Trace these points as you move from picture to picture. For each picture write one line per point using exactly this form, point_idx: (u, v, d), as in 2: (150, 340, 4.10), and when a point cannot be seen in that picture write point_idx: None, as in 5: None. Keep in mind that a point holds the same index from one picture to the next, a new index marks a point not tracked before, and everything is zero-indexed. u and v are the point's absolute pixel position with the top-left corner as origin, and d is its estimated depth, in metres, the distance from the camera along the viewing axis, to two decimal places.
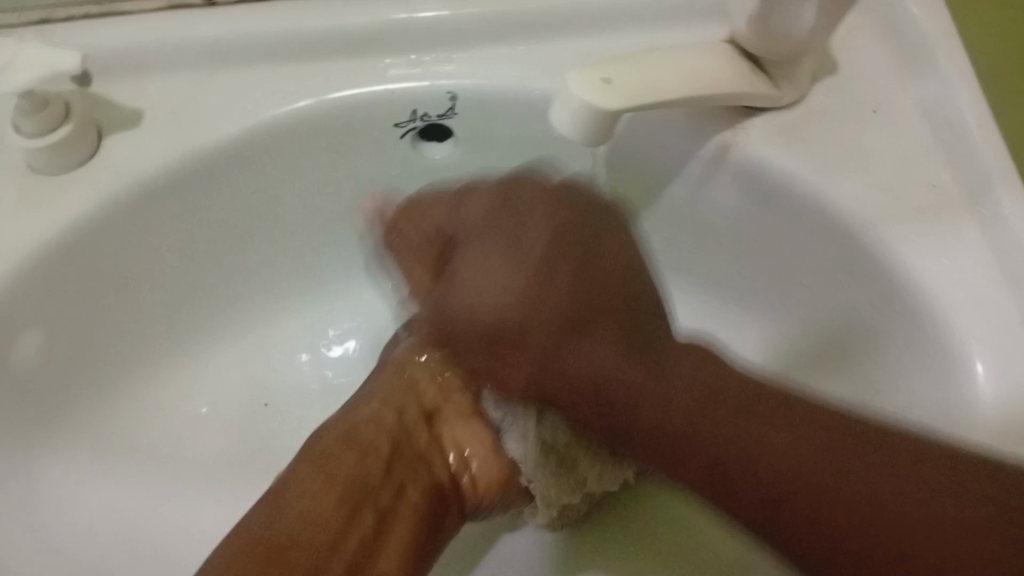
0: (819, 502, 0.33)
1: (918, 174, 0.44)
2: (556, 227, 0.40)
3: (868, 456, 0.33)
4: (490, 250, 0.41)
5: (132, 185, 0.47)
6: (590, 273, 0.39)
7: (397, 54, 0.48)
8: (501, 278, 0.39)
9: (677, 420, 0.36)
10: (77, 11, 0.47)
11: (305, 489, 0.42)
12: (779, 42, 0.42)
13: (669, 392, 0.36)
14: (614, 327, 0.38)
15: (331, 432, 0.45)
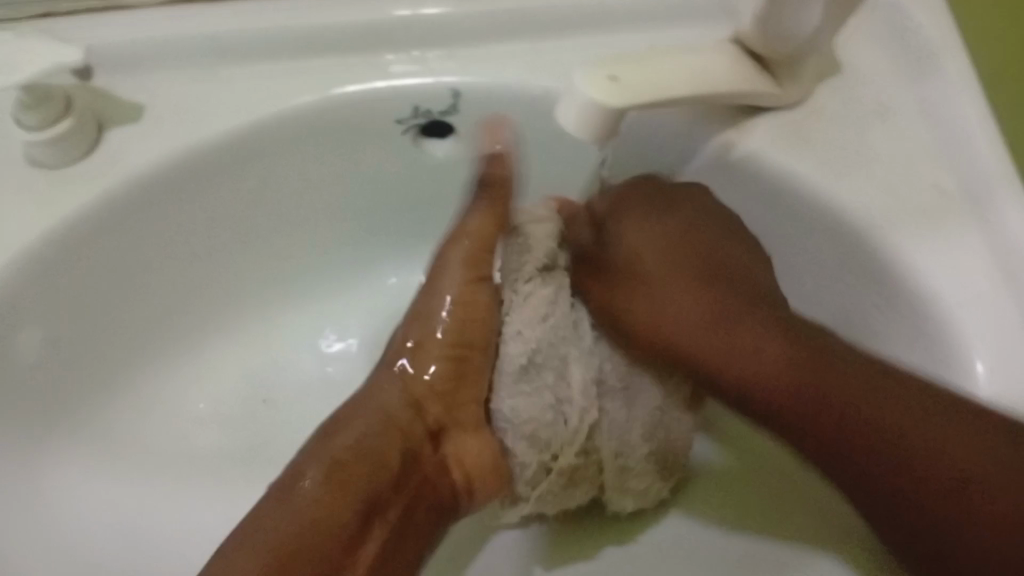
0: (893, 472, 0.35)
1: (922, 175, 0.44)
2: (693, 224, 0.43)
3: (939, 422, 0.34)
4: (629, 227, 0.43)
5: (134, 181, 0.46)
6: (719, 265, 0.42)
7: (400, 50, 0.48)
8: (638, 255, 0.42)
9: (776, 400, 0.37)
10: (80, 6, 0.47)
11: (313, 498, 0.39)
12: (783, 42, 0.42)
13: (767, 373, 0.38)
14: (739, 310, 0.40)
15: (331, 445, 0.40)
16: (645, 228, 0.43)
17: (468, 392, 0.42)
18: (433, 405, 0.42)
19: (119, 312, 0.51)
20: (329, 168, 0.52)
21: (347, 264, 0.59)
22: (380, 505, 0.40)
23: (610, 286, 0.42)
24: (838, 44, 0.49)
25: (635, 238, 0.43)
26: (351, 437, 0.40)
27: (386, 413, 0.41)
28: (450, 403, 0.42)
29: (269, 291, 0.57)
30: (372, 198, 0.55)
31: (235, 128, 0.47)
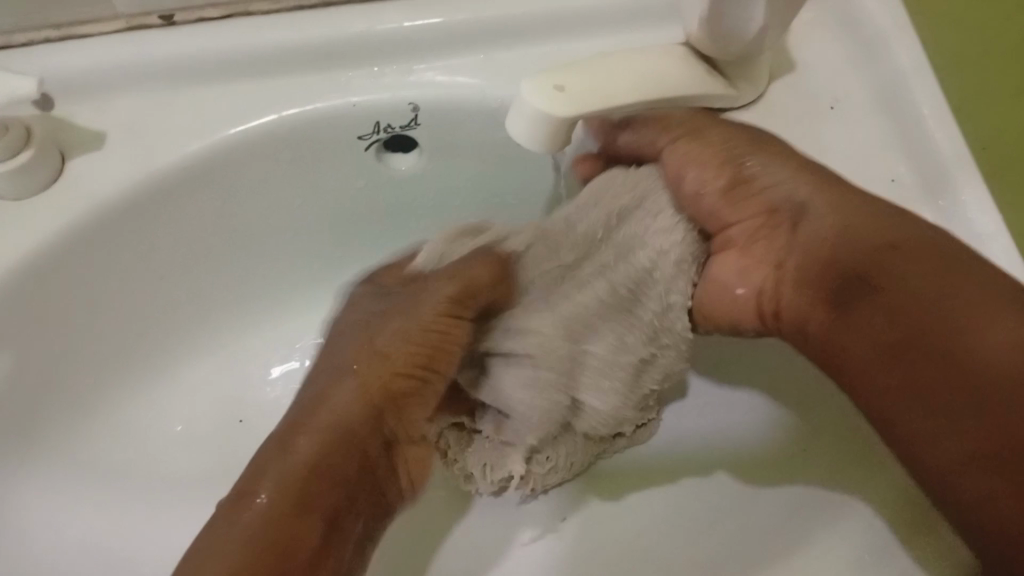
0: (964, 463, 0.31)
1: (877, 169, 0.45)
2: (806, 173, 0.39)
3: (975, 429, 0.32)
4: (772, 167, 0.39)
5: (100, 208, 0.47)
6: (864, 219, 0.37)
7: (358, 67, 0.48)
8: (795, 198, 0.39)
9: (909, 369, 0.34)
10: (37, 36, 0.46)
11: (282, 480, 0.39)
12: (731, 42, 0.42)
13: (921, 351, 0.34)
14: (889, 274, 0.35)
15: (304, 435, 0.41)
16: (770, 179, 0.39)
17: (417, 408, 0.43)
18: (392, 416, 0.42)
19: (92, 338, 0.51)
20: (295, 186, 0.52)
21: (319, 277, 0.59)
22: (337, 517, 0.40)
23: (719, 215, 0.40)
24: (794, 40, 0.49)
25: (785, 183, 0.39)
26: (312, 448, 0.40)
27: (348, 417, 0.41)
28: (405, 418, 0.43)
29: (242, 307, 0.58)
30: (340, 212, 0.55)
31: (197, 148, 0.48)
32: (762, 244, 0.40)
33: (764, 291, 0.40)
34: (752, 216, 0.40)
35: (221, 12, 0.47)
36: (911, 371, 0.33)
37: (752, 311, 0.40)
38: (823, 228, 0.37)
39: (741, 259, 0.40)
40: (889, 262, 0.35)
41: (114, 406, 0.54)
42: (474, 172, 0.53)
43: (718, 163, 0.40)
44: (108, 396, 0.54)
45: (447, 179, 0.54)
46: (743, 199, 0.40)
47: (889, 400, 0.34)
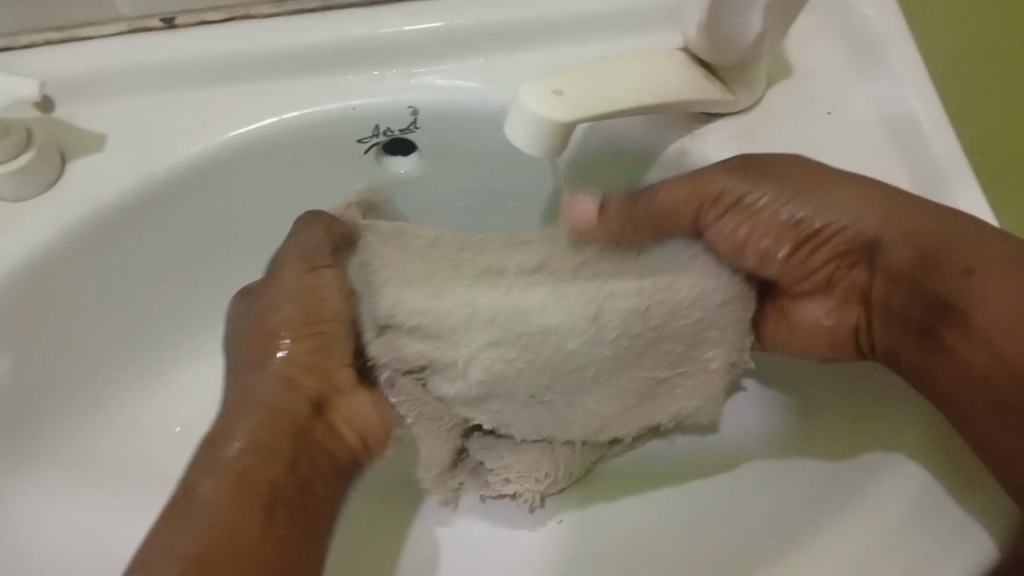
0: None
1: (874, 175, 0.45)
2: (873, 199, 0.39)
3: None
4: (839, 203, 0.40)
5: (99, 209, 0.47)
6: (921, 238, 0.38)
7: (358, 71, 0.49)
8: (863, 228, 0.39)
9: (982, 382, 0.35)
10: (39, 37, 0.47)
11: (211, 495, 0.39)
12: (729, 47, 0.42)
13: (973, 358, 0.35)
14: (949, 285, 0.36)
15: (225, 436, 0.41)
16: (837, 222, 0.40)
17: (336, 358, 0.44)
18: (311, 374, 0.43)
19: (91, 338, 0.51)
20: (295, 188, 0.53)
21: None
22: (279, 487, 0.41)
23: (789, 270, 0.42)
24: (791, 46, 0.49)
25: (855, 219, 0.39)
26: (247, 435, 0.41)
27: (270, 393, 0.42)
28: (328, 372, 0.44)
29: None
30: None
31: (198, 151, 0.48)
32: (845, 282, 0.42)
33: (857, 328, 0.42)
34: (822, 257, 0.41)
35: (223, 15, 0.47)
36: (974, 379, 0.35)
37: (840, 343, 0.43)
38: (900, 258, 0.38)
39: (829, 300, 0.42)
40: (949, 287, 0.36)
41: (113, 407, 0.54)
42: (474, 175, 0.53)
43: (779, 222, 0.41)
44: (107, 396, 0.54)
45: (447, 183, 0.54)
46: (813, 246, 0.41)
47: (963, 406, 0.36)
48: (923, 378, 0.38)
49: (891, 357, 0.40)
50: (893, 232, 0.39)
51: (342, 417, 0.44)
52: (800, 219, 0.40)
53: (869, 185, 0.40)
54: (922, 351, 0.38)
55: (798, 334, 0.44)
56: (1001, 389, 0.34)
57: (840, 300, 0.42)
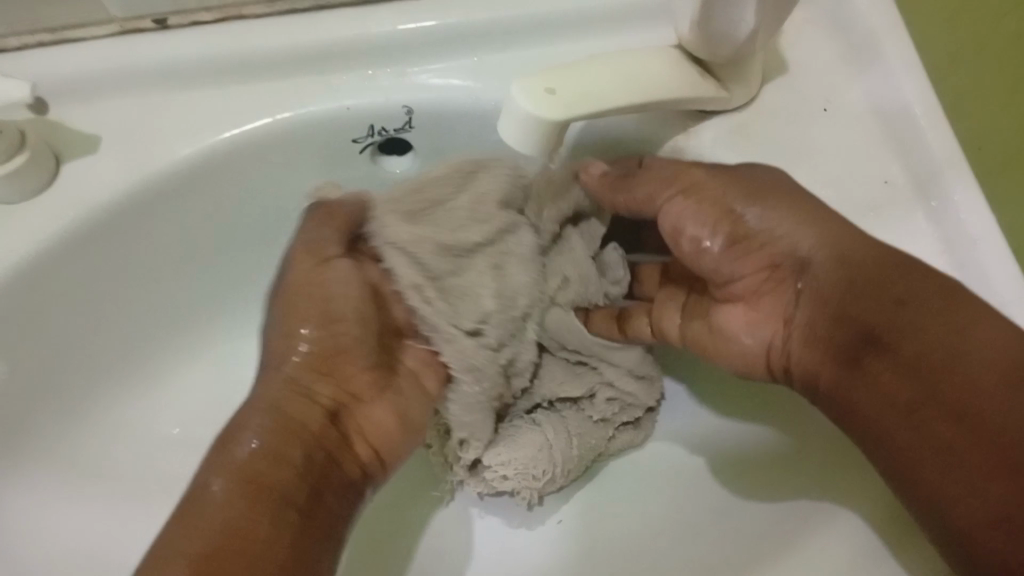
0: (950, 495, 0.32)
1: (870, 170, 0.45)
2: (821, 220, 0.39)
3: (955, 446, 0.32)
4: (786, 214, 0.40)
5: (93, 212, 0.47)
6: (853, 261, 0.38)
7: (351, 70, 0.48)
8: (801, 240, 0.39)
9: (901, 403, 0.34)
10: (31, 39, 0.46)
11: (229, 493, 0.40)
12: (723, 43, 0.42)
13: (898, 381, 0.35)
14: (880, 305, 0.36)
15: (244, 437, 0.42)
16: (779, 231, 0.39)
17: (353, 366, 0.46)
18: (327, 380, 0.45)
19: (87, 342, 0.52)
20: (289, 188, 0.53)
21: None
22: (290, 494, 0.41)
23: (722, 270, 0.41)
24: (786, 42, 0.49)
25: (794, 234, 0.39)
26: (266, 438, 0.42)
27: (284, 398, 0.44)
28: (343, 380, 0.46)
29: (240, 310, 0.58)
30: None
31: (191, 153, 0.48)
32: (769, 297, 0.41)
33: (773, 347, 0.41)
34: (758, 269, 0.40)
35: (214, 15, 0.47)
36: (894, 404, 0.34)
37: (761, 366, 0.42)
38: (831, 281, 0.38)
39: (747, 314, 0.41)
40: (880, 314, 0.36)
41: (111, 409, 0.55)
42: None
43: (724, 214, 0.40)
44: (104, 398, 0.54)
45: None
46: (749, 251, 0.40)
47: (876, 436, 0.35)
48: (843, 405, 0.37)
49: (811, 380, 0.39)
50: (823, 255, 0.38)
51: (355, 424, 0.46)
52: (744, 221, 0.40)
53: (811, 209, 0.40)
54: (845, 376, 0.37)
55: (720, 342, 0.43)
56: (919, 417, 0.34)
57: (750, 308, 0.41)
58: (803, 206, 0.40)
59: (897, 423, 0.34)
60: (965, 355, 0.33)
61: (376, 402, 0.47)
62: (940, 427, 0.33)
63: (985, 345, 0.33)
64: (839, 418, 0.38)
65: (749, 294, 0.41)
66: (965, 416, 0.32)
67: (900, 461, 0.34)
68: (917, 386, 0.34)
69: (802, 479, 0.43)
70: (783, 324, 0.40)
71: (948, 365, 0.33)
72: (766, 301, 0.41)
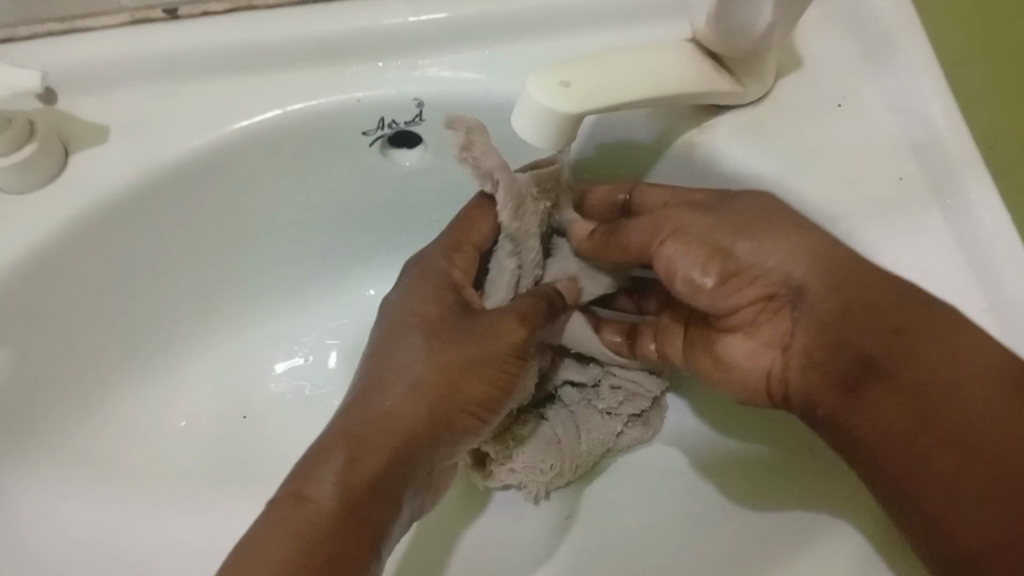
0: (946, 528, 0.32)
1: (885, 166, 0.44)
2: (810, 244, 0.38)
3: (953, 477, 0.32)
4: (778, 239, 0.39)
5: (102, 203, 0.47)
6: (846, 288, 0.37)
7: (362, 62, 0.48)
8: (791, 268, 0.38)
9: (900, 434, 0.34)
10: (42, 28, 0.46)
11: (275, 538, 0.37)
12: (738, 36, 0.42)
13: (896, 411, 0.34)
14: (878, 329, 0.35)
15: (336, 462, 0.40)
16: (769, 263, 0.39)
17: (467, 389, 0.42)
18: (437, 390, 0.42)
19: (94, 333, 0.51)
20: (298, 181, 0.52)
21: (323, 271, 0.59)
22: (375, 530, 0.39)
23: (718, 303, 0.41)
24: (801, 38, 0.48)
25: (789, 270, 0.38)
26: (375, 463, 0.40)
27: (393, 400, 0.42)
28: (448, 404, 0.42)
29: (247, 303, 0.58)
30: (343, 207, 0.55)
31: (200, 144, 0.48)
32: (768, 327, 0.40)
33: (772, 374, 0.40)
34: (755, 292, 0.39)
35: (226, 6, 0.47)
36: (888, 433, 0.34)
37: (763, 390, 0.41)
38: (829, 310, 0.37)
39: (749, 342, 0.41)
40: (880, 348, 0.35)
41: (117, 401, 0.54)
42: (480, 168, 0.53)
43: (711, 249, 0.40)
44: (111, 390, 0.54)
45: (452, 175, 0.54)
46: (740, 285, 0.40)
47: (872, 464, 0.35)
48: (839, 434, 0.36)
49: (807, 406, 0.38)
50: (821, 287, 0.38)
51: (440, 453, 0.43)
52: (734, 254, 0.39)
53: (811, 234, 0.39)
54: (841, 404, 0.36)
55: (722, 369, 0.43)
56: (908, 446, 0.33)
57: (751, 330, 0.41)
58: (801, 235, 0.39)
59: (891, 450, 0.34)
60: (959, 391, 0.33)
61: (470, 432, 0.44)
62: (932, 461, 0.32)
63: (979, 382, 0.32)
64: (833, 443, 0.37)
65: (749, 318, 0.41)
66: (960, 452, 0.32)
67: (890, 485, 0.34)
68: (911, 415, 0.33)
69: (808, 493, 0.42)
70: (781, 350, 0.40)
71: (942, 400, 0.33)
72: (764, 323, 0.40)
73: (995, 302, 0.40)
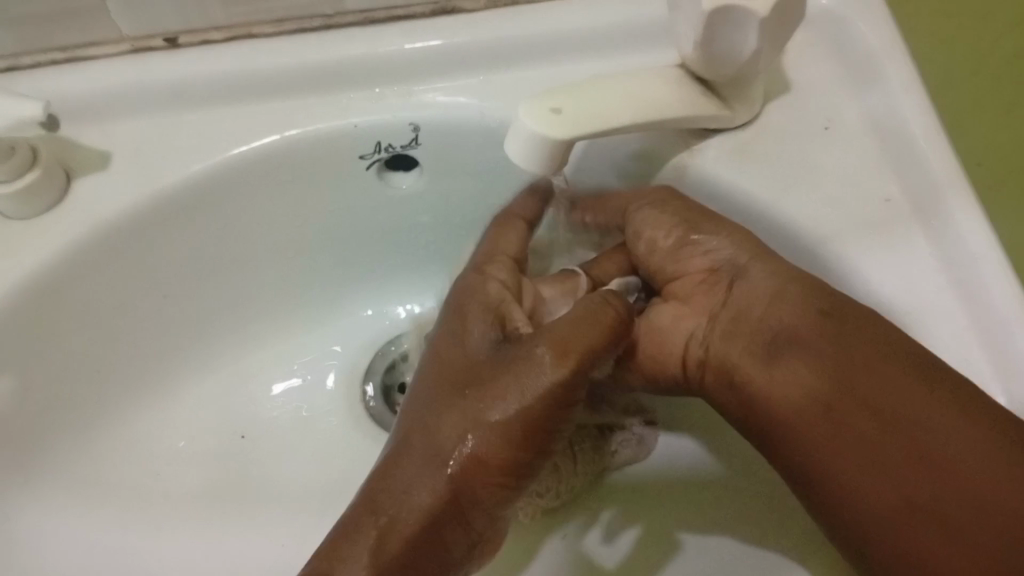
0: (908, 536, 0.34)
1: (872, 188, 0.45)
2: (743, 233, 0.44)
3: (916, 486, 0.34)
4: (732, 233, 0.44)
5: (102, 228, 0.48)
6: (777, 268, 0.42)
7: (359, 88, 0.49)
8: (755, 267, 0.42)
9: (853, 435, 0.36)
10: (44, 58, 0.48)
11: None
12: (724, 63, 0.43)
13: (852, 411, 0.36)
14: (809, 320, 0.39)
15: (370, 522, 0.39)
16: (713, 244, 0.44)
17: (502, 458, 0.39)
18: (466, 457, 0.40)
19: (94, 356, 0.52)
20: (297, 205, 0.53)
21: (322, 293, 0.60)
22: None
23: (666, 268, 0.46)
24: (788, 62, 0.49)
25: (755, 280, 0.42)
26: (410, 525, 0.39)
27: (416, 466, 0.40)
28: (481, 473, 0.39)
29: (247, 324, 0.59)
30: (341, 230, 0.56)
31: (198, 170, 0.48)
32: (701, 296, 0.44)
33: (693, 337, 0.44)
34: (697, 271, 0.45)
35: (225, 34, 0.48)
36: (849, 433, 0.36)
37: (678, 359, 0.44)
38: (786, 321, 0.40)
39: (680, 310, 0.45)
40: (849, 373, 0.37)
41: (118, 422, 0.55)
42: (476, 192, 0.54)
43: (673, 230, 0.45)
44: (113, 411, 0.55)
45: (449, 198, 0.55)
46: (688, 256, 0.45)
47: (816, 463, 0.37)
48: (763, 417, 0.39)
49: (722, 372, 0.42)
50: (761, 278, 0.42)
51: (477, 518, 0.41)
52: (687, 237, 0.45)
53: (740, 233, 0.44)
54: (760, 373, 0.40)
55: (651, 343, 0.45)
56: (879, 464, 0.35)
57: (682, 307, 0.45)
58: (755, 252, 0.43)
59: (854, 466, 0.36)
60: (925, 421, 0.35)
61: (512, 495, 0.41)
62: (902, 480, 0.35)
63: (941, 411, 0.35)
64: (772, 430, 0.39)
65: (690, 290, 0.45)
66: (931, 475, 0.34)
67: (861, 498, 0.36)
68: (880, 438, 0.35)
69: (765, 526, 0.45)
70: (707, 318, 0.43)
71: (914, 429, 0.35)
72: (697, 297, 0.44)
73: (982, 322, 0.41)
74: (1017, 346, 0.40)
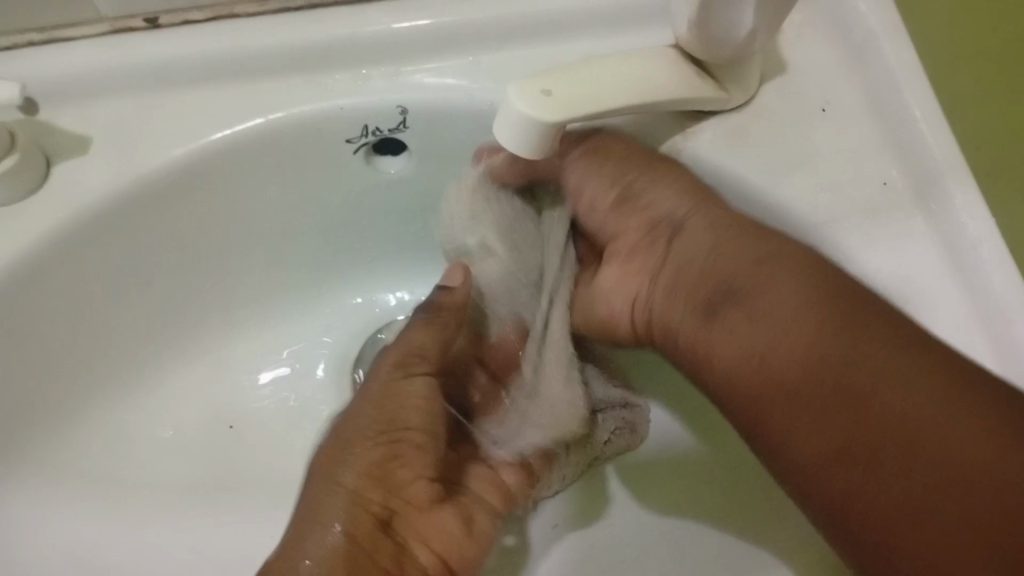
0: (871, 496, 0.33)
1: (870, 171, 0.44)
2: (684, 181, 0.45)
3: (884, 450, 0.33)
4: (674, 185, 0.45)
5: (83, 215, 0.46)
6: (719, 221, 0.43)
7: (345, 70, 0.48)
8: (697, 217, 0.44)
9: (802, 388, 0.36)
10: (21, 39, 0.46)
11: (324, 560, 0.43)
12: (720, 43, 0.42)
13: (801, 364, 0.36)
14: (766, 278, 0.39)
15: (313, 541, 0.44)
16: (650, 199, 0.45)
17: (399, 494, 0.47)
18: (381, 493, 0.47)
19: (78, 346, 0.51)
20: (283, 189, 0.52)
21: (310, 278, 0.59)
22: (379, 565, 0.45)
23: (608, 225, 0.47)
24: (784, 42, 0.48)
25: (697, 233, 0.44)
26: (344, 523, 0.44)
27: (340, 508, 0.45)
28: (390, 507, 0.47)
29: (234, 311, 0.57)
30: (328, 215, 0.55)
31: (180, 154, 0.47)
32: (640, 257, 0.46)
33: (637, 299, 0.46)
34: (638, 226, 0.46)
35: (207, 14, 0.46)
36: (801, 387, 0.36)
37: (626, 320, 0.47)
38: (766, 296, 0.39)
39: (622, 268, 0.46)
40: (831, 349, 0.36)
41: (103, 413, 0.54)
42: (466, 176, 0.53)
43: (616, 179, 0.46)
44: (98, 402, 0.54)
45: (438, 182, 0.54)
46: (626, 213, 0.47)
47: (771, 417, 0.37)
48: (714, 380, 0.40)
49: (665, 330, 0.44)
50: (703, 231, 0.43)
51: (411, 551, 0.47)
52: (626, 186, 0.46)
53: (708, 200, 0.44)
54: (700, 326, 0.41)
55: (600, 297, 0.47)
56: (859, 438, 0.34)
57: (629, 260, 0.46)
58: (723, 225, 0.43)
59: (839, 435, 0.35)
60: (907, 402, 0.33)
61: (434, 515, 0.49)
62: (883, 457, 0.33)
63: (904, 371, 0.34)
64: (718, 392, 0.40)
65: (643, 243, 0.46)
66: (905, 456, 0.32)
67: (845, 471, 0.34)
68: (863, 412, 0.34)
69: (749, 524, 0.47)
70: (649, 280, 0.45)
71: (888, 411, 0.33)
72: (636, 255, 0.46)
73: (982, 308, 0.40)
74: (1017, 332, 0.39)
